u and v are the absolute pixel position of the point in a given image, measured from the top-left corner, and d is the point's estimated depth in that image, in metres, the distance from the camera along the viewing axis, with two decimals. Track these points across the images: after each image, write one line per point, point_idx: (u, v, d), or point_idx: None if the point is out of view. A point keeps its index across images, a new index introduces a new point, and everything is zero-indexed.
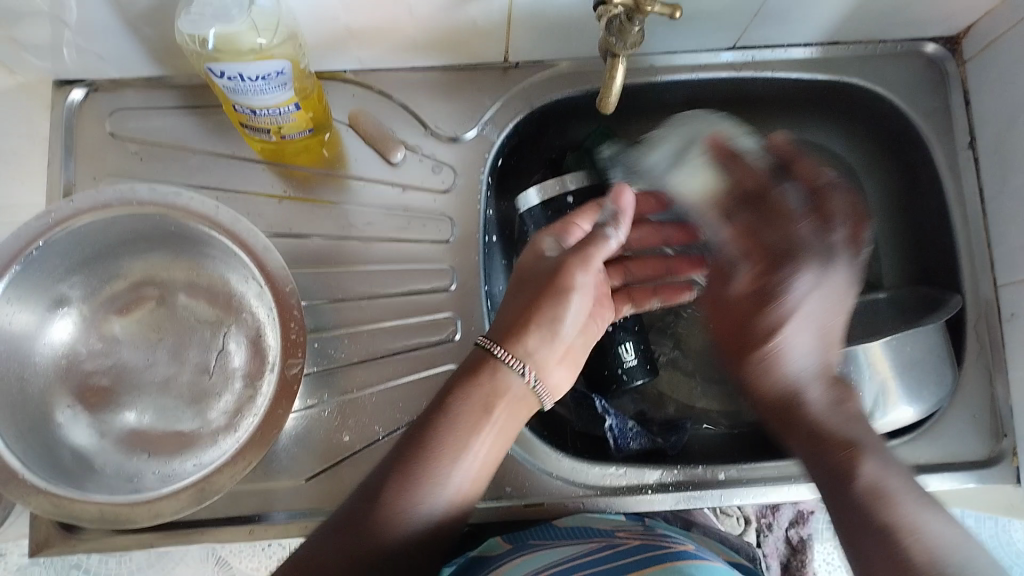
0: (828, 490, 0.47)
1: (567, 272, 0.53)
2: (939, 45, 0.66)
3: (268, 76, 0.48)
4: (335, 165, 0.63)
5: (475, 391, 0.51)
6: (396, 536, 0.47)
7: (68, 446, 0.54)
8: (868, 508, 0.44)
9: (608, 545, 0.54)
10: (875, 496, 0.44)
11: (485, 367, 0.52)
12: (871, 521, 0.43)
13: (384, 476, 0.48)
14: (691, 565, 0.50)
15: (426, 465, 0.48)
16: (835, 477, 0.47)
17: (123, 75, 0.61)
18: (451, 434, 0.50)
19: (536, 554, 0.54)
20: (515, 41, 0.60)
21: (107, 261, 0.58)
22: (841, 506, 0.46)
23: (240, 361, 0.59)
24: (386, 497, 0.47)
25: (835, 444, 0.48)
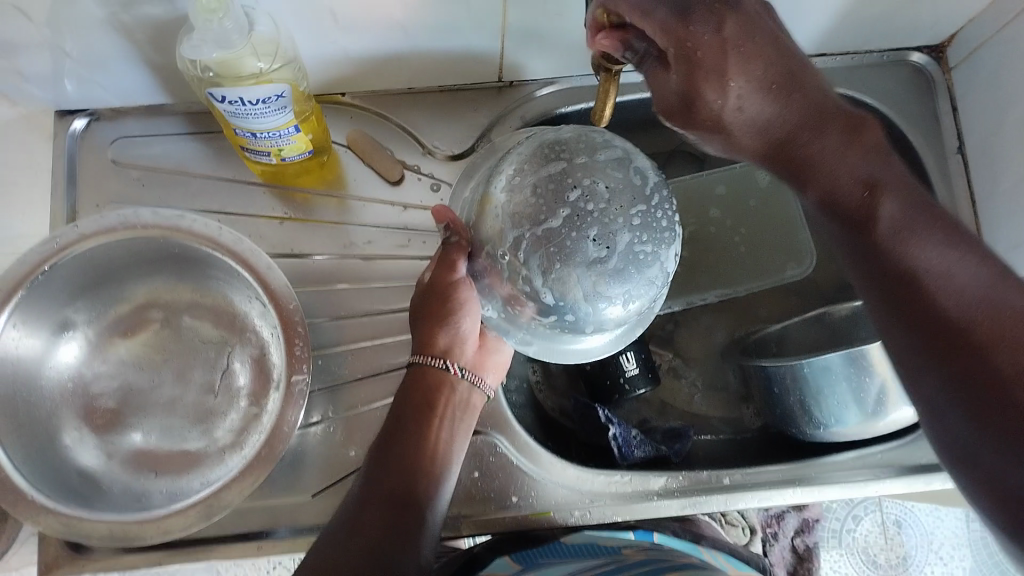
0: (862, 267, 0.46)
1: (440, 296, 0.54)
2: (924, 54, 0.68)
3: (269, 100, 0.50)
4: (335, 185, 0.64)
5: (418, 397, 0.55)
6: (381, 526, 0.50)
7: (75, 467, 0.55)
8: (921, 275, 0.43)
9: (613, 564, 0.55)
10: (931, 277, 0.43)
11: (417, 378, 0.56)
12: (917, 305, 0.43)
13: (364, 495, 0.51)
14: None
15: (401, 476, 0.52)
16: (886, 275, 0.44)
17: (125, 103, 0.62)
18: (413, 444, 0.54)
19: (542, 573, 0.55)
20: (510, 59, 0.62)
21: (113, 284, 0.59)
22: (902, 317, 0.44)
23: (245, 380, 0.60)
24: (366, 497, 0.51)
25: (890, 256, 0.44)
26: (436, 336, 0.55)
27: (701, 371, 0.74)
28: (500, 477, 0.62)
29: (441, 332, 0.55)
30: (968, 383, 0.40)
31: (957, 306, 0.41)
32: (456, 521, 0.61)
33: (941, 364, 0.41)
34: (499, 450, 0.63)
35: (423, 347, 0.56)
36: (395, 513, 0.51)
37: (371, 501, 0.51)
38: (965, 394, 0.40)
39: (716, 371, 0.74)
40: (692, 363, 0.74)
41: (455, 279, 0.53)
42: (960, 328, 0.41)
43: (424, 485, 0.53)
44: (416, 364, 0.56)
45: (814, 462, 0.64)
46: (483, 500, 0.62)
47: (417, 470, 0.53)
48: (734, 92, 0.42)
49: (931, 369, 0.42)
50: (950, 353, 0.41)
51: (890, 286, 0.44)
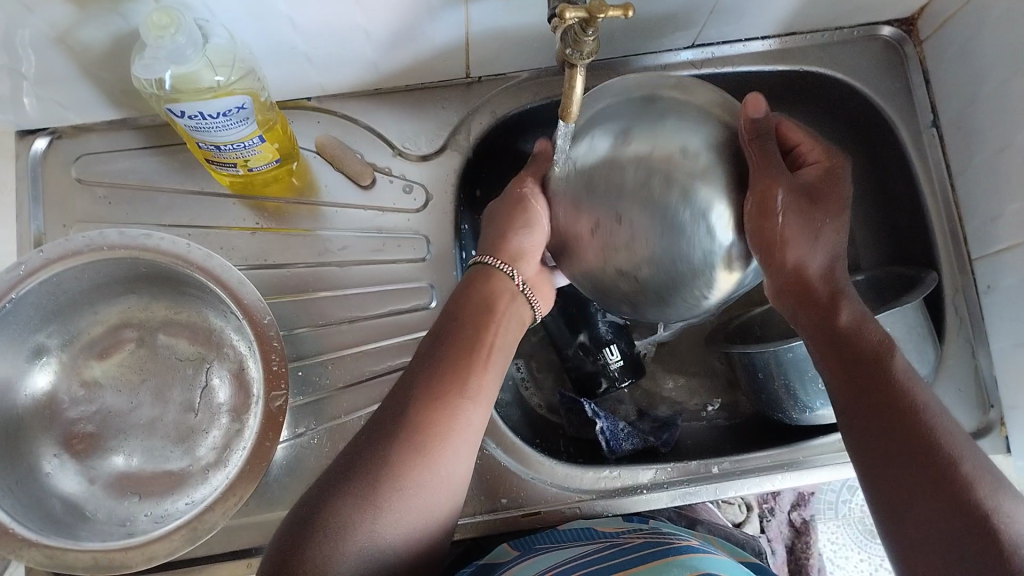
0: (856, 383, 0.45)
1: (517, 200, 0.53)
2: (895, 28, 0.67)
3: (229, 113, 0.48)
4: (306, 192, 0.63)
5: (477, 308, 0.53)
6: (422, 441, 0.47)
7: (57, 496, 0.54)
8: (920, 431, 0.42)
9: (611, 544, 0.55)
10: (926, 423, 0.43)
11: (482, 280, 0.54)
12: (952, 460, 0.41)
13: (414, 401, 0.48)
14: (693, 559, 0.50)
15: (449, 394, 0.49)
16: (869, 388, 0.44)
17: (85, 119, 0.61)
18: (464, 361, 0.50)
19: (540, 557, 0.55)
20: (475, 54, 0.60)
21: (85, 307, 0.58)
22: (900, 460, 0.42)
23: (225, 396, 0.59)
24: (410, 412, 0.48)
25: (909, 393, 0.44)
26: (506, 247, 0.54)
27: (686, 357, 0.74)
28: (487, 479, 0.61)
29: (509, 243, 0.54)
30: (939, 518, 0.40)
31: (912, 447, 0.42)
32: None
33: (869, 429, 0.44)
34: (487, 451, 0.62)
35: (493, 252, 0.55)
36: (442, 432, 0.48)
37: (420, 411, 0.48)
38: (928, 501, 0.41)
39: (700, 358, 0.74)
40: (676, 351, 0.74)
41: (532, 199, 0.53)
42: (914, 439, 0.42)
43: (475, 391, 0.50)
44: (476, 273, 0.54)
45: (802, 446, 0.63)
46: (473, 501, 0.61)
47: (466, 381, 0.50)
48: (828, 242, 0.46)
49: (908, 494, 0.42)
50: (926, 483, 0.41)
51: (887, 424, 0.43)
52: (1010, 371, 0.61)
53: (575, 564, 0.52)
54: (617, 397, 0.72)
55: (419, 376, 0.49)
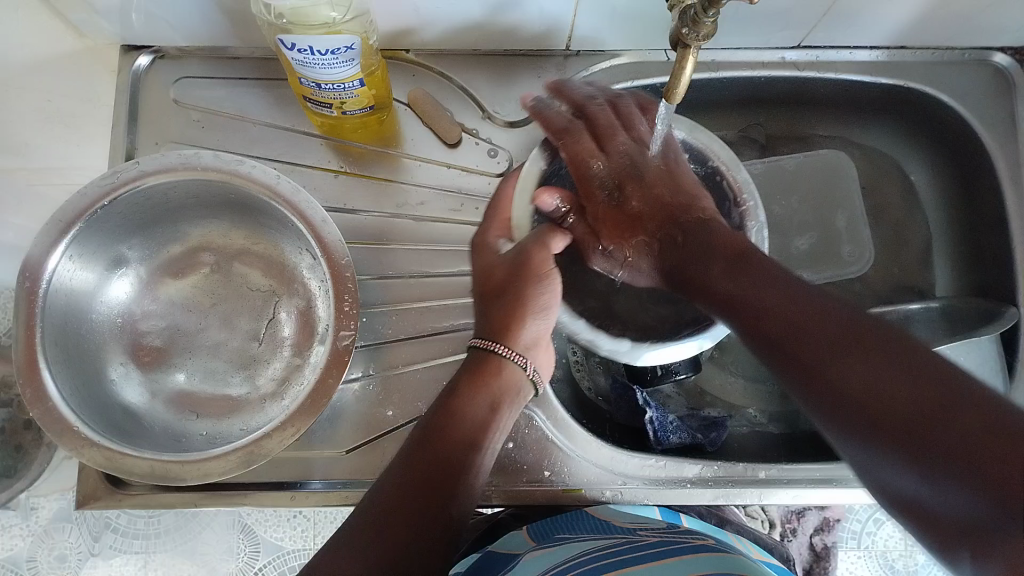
0: (798, 353, 0.40)
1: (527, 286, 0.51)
2: (1007, 56, 0.65)
3: (338, 51, 0.49)
4: (391, 143, 0.64)
5: (476, 393, 0.49)
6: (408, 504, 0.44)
7: (120, 402, 0.55)
8: (870, 359, 0.37)
9: (627, 540, 0.54)
10: (879, 356, 0.37)
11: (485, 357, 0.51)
12: (899, 352, 0.36)
13: (400, 468, 0.46)
14: (709, 560, 0.49)
15: (436, 480, 0.45)
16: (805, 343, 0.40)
17: (191, 43, 0.62)
18: (450, 446, 0.47)
19: (558, 547, 0.54)
20: (580, 27, 0.60)
21: (168, 224, 0.59)
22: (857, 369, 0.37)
23: (289, 331, 0.60)
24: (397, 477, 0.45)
25: (854, 334, 0.39)
26: (521, 325, 0.51)
27: (744, 361, 0.73)
28: (533, 451, 0.62)
29: (525, 318, 0.51)
30: (926, 409, 0.34)
31: (868, 385, 0.36)
32: (485, 489, 0.61)
33: (821, 374, 0.39)
34: (536, 423, 0.62)
35: (501, 334, 0.51)
36: (434, 492, 0.45)
37: (403, 480, 0.45)
38: (925, 414, 0.34)
39: (756, 364, 0.73)
40: (732, 354, 0.73)
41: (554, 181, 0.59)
42: (860, 350, 0.38)
43: (465, 460, 0.47)
44: (475, 362, 0.51)
45: None
46: (516, 471, 0.61)
47: (457, 451, 0.47)
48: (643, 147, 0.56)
49: (891, 432, 0.35)
50: (903, 384, 0.35)
51: (832, 377, 0.38)
52: None
53: (592, 554, 0.51)
54: (669, 390, 0.71)
55: (414, 446, 0.47)
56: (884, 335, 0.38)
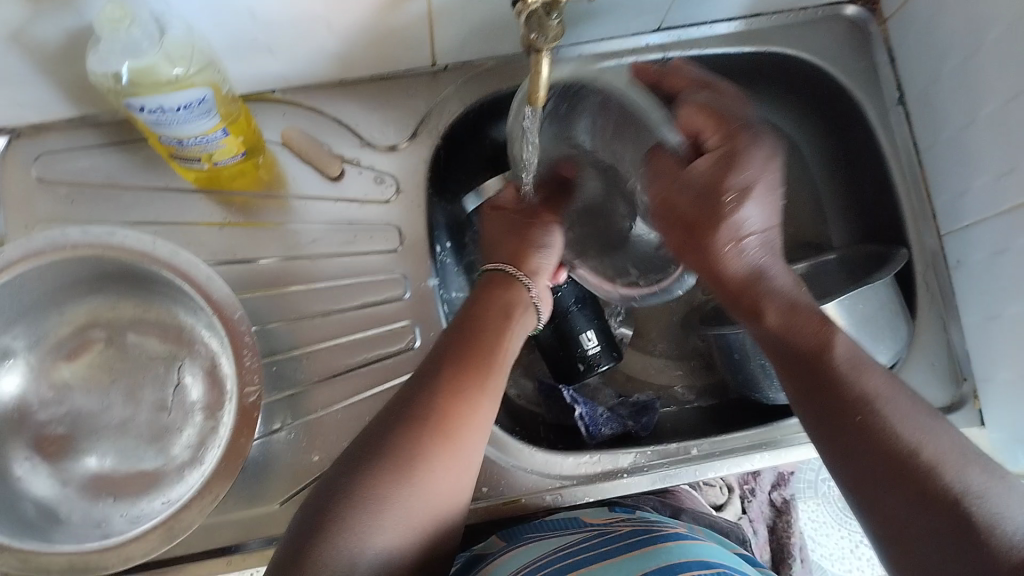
0: (826, 412, 0.45)
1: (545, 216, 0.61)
2: (859, 7, 0.67)
3: (190, 105, 0.48)
4: (275, 186, 0.62)
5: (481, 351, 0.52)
6: (405, 488, 0.46)
7: (30, 500, 0.53)
8: (873, 453, 0.42)
9: (599, 533, 0.55)
10: (863, 427, 0.43)
11: (497, 286, 0.58)
12: (908, 466, 0.41)
13: (405, 435, 0.47)
14: (681, 545, 0.51)
15: (446, 462, 0.48)
16: (823, 389, 0.45)
17: (45, 117, 0.60)
18: (469, 410, 0.50)
19: (530, 546, 0.55)
20: (441, 42, 0.60)
21: (51, 307, 0.57)
22: (868, 459, 0.42)
23: (198, 394, 0.58)
24: (397, 453, 0.46)
25: (850, 404, 0.44)
26: (532, 253, 0.59)
27: (662, 341, 0.74)
28: None
29: (535, 251, 0.60)
30: (902, 500, 0.41)
31: (898, 492, 0.41)
32: None
33: (858, 445, 0.43)
34: None
35: (511, 260, 0.59)
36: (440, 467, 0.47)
37: (402, 459, 0.46)
38: (913, 516, 0.40)
39: (676, 341, 0.74)
40: (649, 337, 0.74)
41: (712, 197, 0.47)
42: (890, 459, 0.41)
43: (470, 439, 0.49)
44: (477, 311, 0.55)
45: (781, 425, 0.64)
46: None
47: (471, 430, 0.49)
48: (760, 182, 0.47)
49: (857, 472, 0.43)
50: (886, 476, 0.41)
51: (873, 462, 0.42)
52: (978, 344, 0.62)
53: (567, 551, 0.53)
54: (595, 382, 0.72)
55: (417, 413, 0.49)
56: (873, 407, 0.43)
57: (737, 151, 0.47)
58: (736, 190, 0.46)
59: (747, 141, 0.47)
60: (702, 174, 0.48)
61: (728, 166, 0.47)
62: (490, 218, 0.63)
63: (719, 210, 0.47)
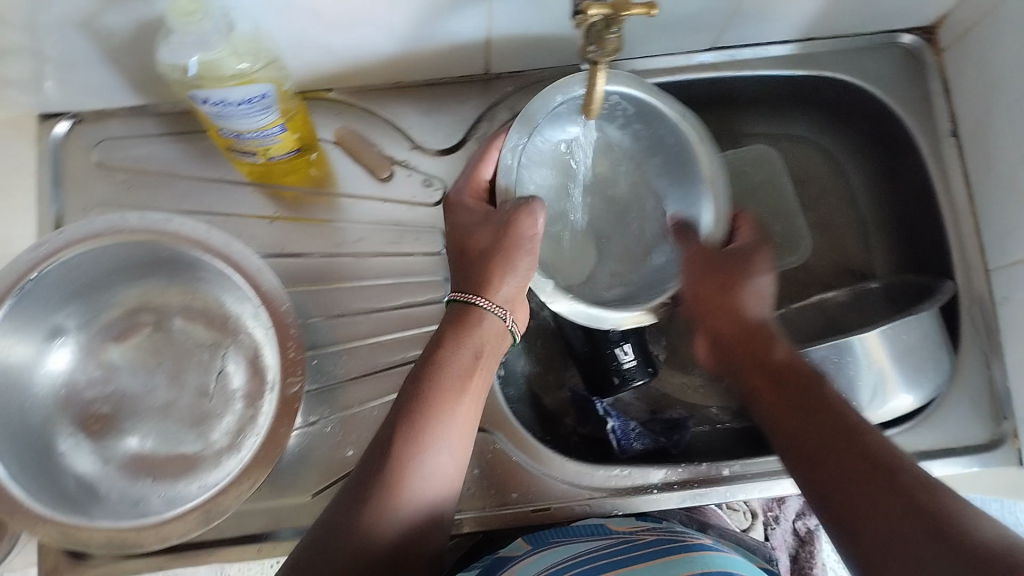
0: (814, 447, 0.45)
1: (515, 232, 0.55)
2: (915, 36, 0.67)
3: (253, 100, 0.49)
4: (324, 183, 0.64)
5: (457, 383, 0.51)
6: (373, 496, 0.46)
7: (72, 474, 0.55)
8: (863, 479, 0.41)
9: (626, 540, 0.55)
10: (851, 444, 0.43)
11: (463, 315, 0.54)
12: (895, 481, 0.40)
13: (377, 449, 0.48)
14: (707, 557, 0.51)
15: (415, 471, 0.48)
16: (820, 426, 0.45)
17: (108, 105, 0.62)
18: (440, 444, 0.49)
19: (557, 550, 0.55)
20: (496, 50, 0.61)
21: (104, 288, 0.59)
22: (858, 479, 0.41)
23: (238, 382, 0.60)
24: (377, 463, 0.47)
25: (843, 433, 0.44)
26: (497, 281, 0.55)
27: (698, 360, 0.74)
28: (499, 472, 0.62)
29: (502, 277, 0.55)
30: (890, 515, 0.39)
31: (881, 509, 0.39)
32: (455, 518, 0.60)
33: (841, 472, 0.42)
34: (498, 446, 0.62)
35: (480, 289, 0.54)
36: (408, 472, 0.47)
37: (376, 466, 0.47)
38: (899, 530, 0.38)
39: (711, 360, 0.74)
40: (685, 355, 0.74)
41: (747, 262, 0.56)
42: (876, 478, 0.41)
43: (442, 453, 0.49)
44: (449, 341, 0.52)
45: None
46: (483, 495, 0.61)
47: (439, 444, 0.49)
48: (765, 277, 0.56)
49: (845, 499, 0.41)
50: (878, 489, 0.40)
51: (858, 480, 0.41)
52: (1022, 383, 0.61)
53: (595, 556, 0.53)
54: (628, 396, 0.72)
55: (394, 424, 0.49)
56: (862, 435, 0.43)
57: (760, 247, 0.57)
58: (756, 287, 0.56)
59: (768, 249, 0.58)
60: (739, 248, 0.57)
61: (756, 249, 0.57)
62: (449, 226, 0.58)
63: (751, 322, 0.55)
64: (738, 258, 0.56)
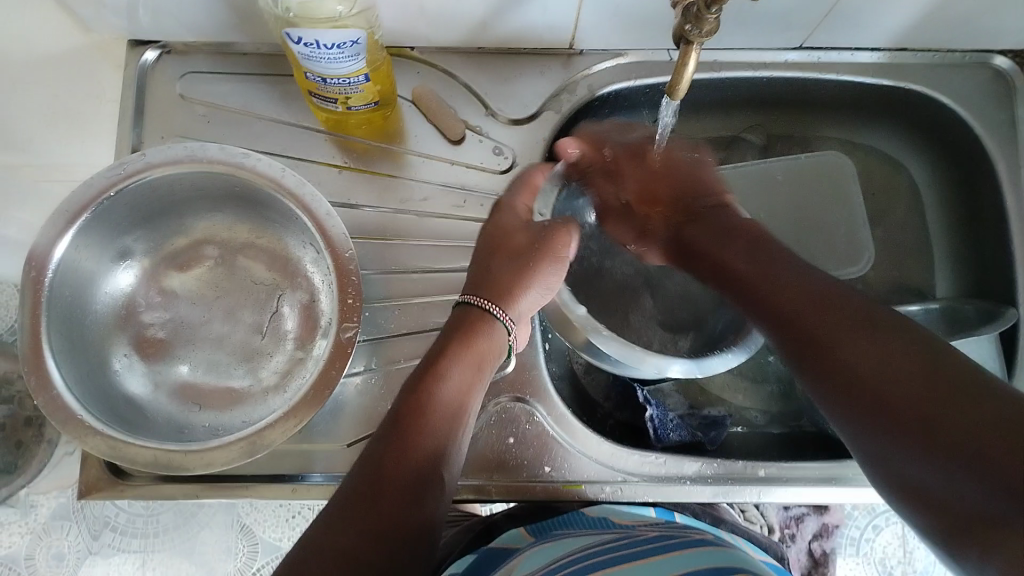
0: (824, 378, 0.43)
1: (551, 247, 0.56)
2: (1008, 58, 0.66)
3: (343, 45, 0.49)
4: (396, 140, 0.64)
5: (460, 383, 0.50)
6: (386, 440, 0.46)
7: (124, 393, 0.56)
8: (877, 364, 0.40)
9: (624, 535, 0.54)
10: (867, 344, 0.41)
11: (465, 318, 0.53)
12: (898, 359, 0.39)
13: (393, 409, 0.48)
14: (706, 553, 0.49)
15: (433, 413, 0.47)
16: (814, 345, 0.44)
17: (198, 39, 0.63)
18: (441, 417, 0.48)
19: (556, 543, 0.54)
20: (584, 25, 0.61)
21: (174, 216, 0.60)
22: (879, 375, 0.40)
23: (292, 325, 0.60)
24: (396, 411, 0.47)
25: (835, 342, 0.43)
26: (516, 296, 0.54)
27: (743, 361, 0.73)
28: (534, 445, 0.62)
29: (522, 290, 0.54)
30: (910, 393, 0.38)
31: (898, 386, 0.38)
32: (485, 485, 0.61)
33: (854, 381, 0.41)
34: (536, 418, 0.62)
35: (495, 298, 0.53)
36: (422, 413, 0.47)
37: (391, 419, 0.47)
38: (923, 405, 0.37)
39: (757, 363, 0.73)
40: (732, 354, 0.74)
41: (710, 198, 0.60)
42: (895, 363, 0.39)
43: (455, 387, 0.49)
44: (455, 350, 0.51)
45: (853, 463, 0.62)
46: (516, 466, 0.61)
47: (453, 383, 0.49)
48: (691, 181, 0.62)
49: (869, 413, 0.39)
50: (889, 381, 0.39)
51: (866, 383, 0.40)
52: None
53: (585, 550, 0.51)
54: (668, 388, 0.72)
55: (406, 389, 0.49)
56: (849, 331, 0.43)
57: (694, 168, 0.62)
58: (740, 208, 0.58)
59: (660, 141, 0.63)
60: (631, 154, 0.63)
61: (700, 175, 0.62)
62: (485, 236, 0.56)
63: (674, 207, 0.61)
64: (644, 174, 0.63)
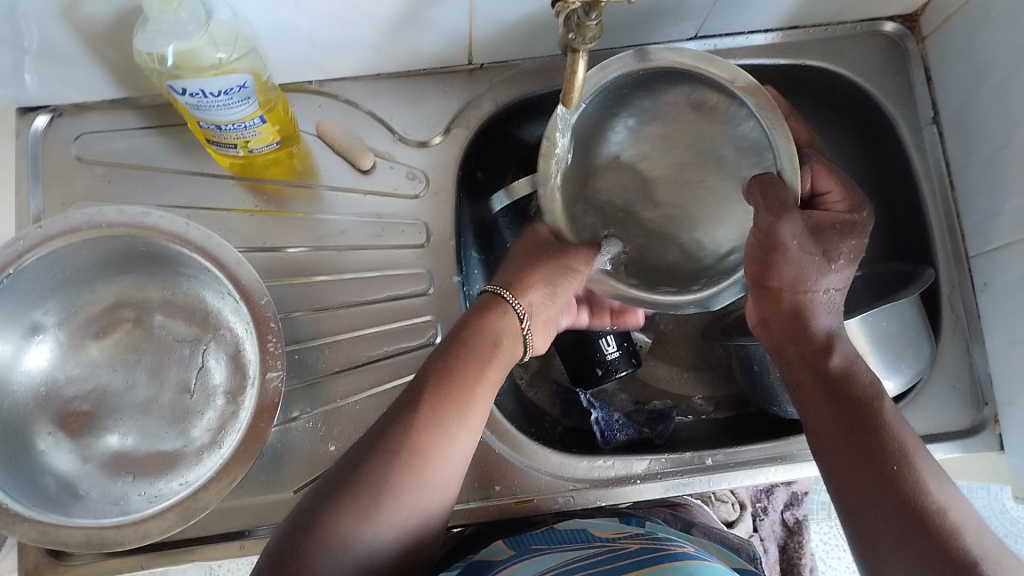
0: (854, 468, 0.47)
1: (567, 268, 0.56)
2: (897, 24, 0.67)
3: (230, 91, 0.48)
4: (306, 177, 0.63)
5: (483, 391, 0.52)
6: (405, 447, 0.48)
7: (52, 473, 0.54)
8: (903, 519, 0.45)
9: (609, 549, 0.53)
10: (903, 488, 0.46)
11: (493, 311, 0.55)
12: (929, 520, 0.44)
13: (413, 406, 0.50)
14: (687, 566, 0.48)
15: (454, 432, 0.50)
16: (863, 435, 0.48)
17: (87, 98, 0.61)
18: (447, 444, 0.50)
19: (536, 561, 0.53)
20: (478, 40, 0.60)
21: (83, 283, 0.58)
22: (898, 517, 0.45)
23: (220, 378, 0.59)
24: (423, 413, 0.50)
25: (888, 452, 0.47)
26: (529, 292, 0.57)
27: (683, 351, 0.74)
28: (483, 465, 0.61)
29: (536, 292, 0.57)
30: (920, 551, 0.44)
31: (915, 547, 0.44)
32: None
33: (877, 507, 0.46)
34: (480, 439, 0.62)
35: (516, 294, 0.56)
36: (441, 432, 0.50)
37: (412, 425, 0.49)
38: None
39: (696, 352, 0.74)
40: (671, 345, 0.74)
41: (830, 242, 0.51)
42: (918, 521, 0.44)
43: (474, 413, 0.52)
44: (475, 353, 0.53)
45: (795, 440, 0.63)
46: (467, 488, 0.61)
47: (478, 401, 0.52)
48: (834, 280, 0.51)
49: (884, 534, 0.45)
50: (912, 529, 0.44)
51: (892, 518, 0.45)
52: (1003, 368, 0.61)
53: (567, 571, 0.51)
54: (612, 388, 0.72)
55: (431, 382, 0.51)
56: (903, 462, 0.46)
57: (857, 224, 0.53)
58: (825, 286, 0.51)
59: (868, 215, 0.54)
60: (817, 218, 0.52)
61: (843, 233, 0.52)
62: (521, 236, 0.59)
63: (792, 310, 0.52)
64: (819, 239, 0.51)
